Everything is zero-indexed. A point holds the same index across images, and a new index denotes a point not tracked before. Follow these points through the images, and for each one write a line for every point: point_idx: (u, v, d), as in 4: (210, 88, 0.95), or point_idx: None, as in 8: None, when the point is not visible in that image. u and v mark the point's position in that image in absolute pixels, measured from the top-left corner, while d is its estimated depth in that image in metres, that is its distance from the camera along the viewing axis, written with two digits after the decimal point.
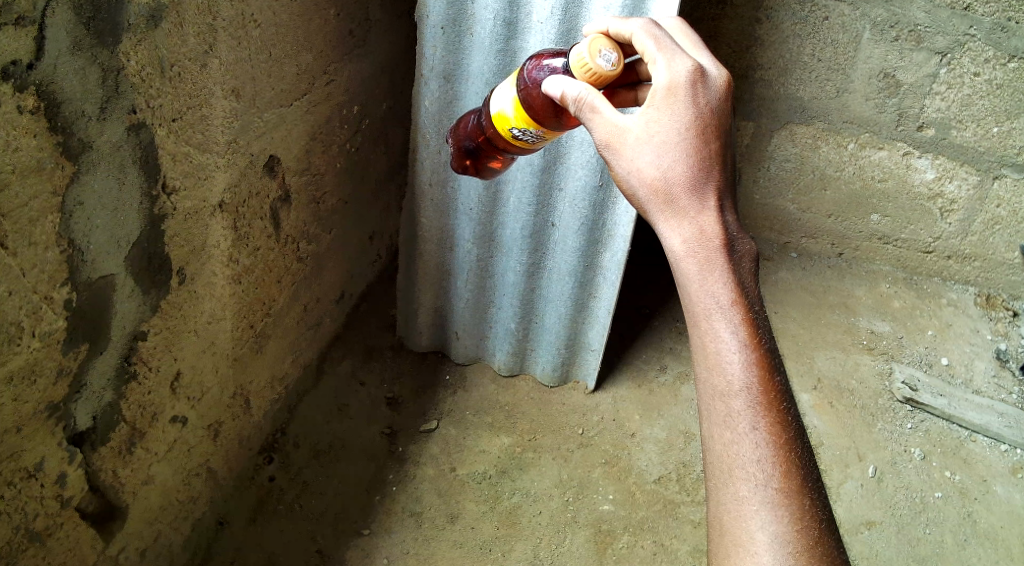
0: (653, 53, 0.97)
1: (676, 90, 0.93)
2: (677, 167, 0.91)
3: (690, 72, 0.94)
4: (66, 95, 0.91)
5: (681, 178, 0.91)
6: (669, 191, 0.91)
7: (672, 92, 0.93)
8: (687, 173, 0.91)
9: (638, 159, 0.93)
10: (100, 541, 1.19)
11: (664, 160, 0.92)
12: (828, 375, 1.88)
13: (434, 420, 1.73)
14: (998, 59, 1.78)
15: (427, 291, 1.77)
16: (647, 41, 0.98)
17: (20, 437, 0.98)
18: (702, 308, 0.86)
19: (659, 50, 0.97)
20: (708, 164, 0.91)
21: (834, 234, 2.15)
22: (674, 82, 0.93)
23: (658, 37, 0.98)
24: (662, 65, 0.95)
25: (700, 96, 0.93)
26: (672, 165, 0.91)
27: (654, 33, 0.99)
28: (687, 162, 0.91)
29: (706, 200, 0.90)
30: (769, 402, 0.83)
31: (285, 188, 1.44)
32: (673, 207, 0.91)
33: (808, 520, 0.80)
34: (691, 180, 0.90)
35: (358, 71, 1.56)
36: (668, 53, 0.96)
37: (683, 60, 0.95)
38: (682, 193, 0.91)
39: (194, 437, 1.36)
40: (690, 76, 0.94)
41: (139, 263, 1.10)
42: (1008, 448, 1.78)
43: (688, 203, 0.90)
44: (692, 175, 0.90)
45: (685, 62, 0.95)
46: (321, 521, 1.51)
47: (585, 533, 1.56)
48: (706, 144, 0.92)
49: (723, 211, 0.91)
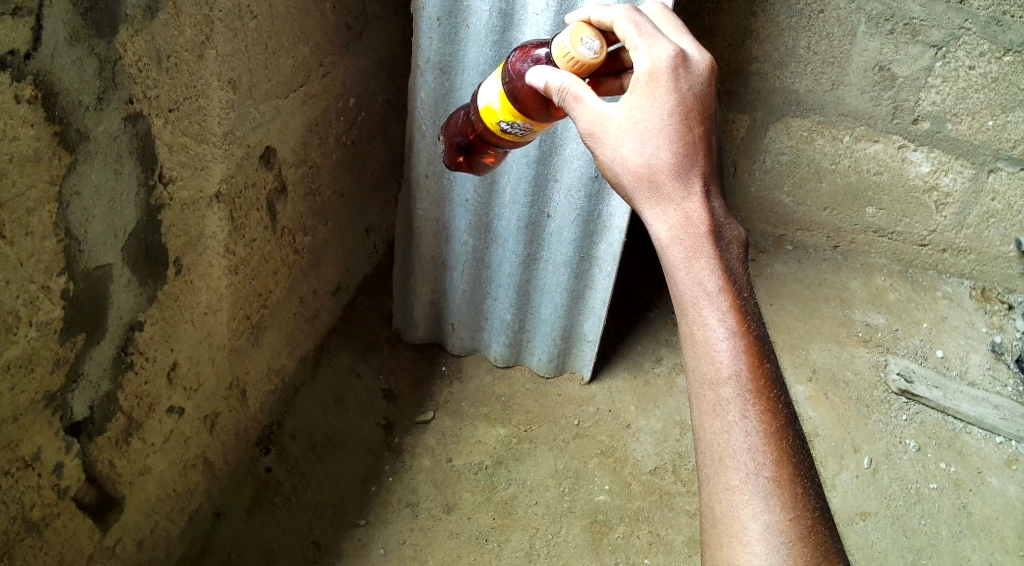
0: (634, 39, 0.97)
1: (658, 76, 0.93)
2: (660, 153, 0.92)
3: (672, 57, 0.94)
4: (63, 84, 0.90)
5: (665, 164, 0.91)
6: (653, 177, 0.92)
7: (654, 77, 0.93)
8: (671, 159, 0.91)
9: (622, 147, 0.94)
10: (97, 532, 1.19)
11: (647, 147, 0.92)
12: (823, 367, 1.89)
13: (430, 411, 1.73)
14: (993, 53, 1.79)
15: (424, 283, 1.77)
16: (629, 28, 0.98)
17: (18, 427, 0.98)
18: (690, 296, 0.86)
19: (639, 37, 0.97)
20: (692, 149, 0.92)
21: (829, 227, 2.15)
22: (656, 68, 0.94)
23: (639, 23, 0.98)
24: (643, 51, 0.95)
25: (682, 80, 0.94)
26: (655, 152, 0.92)
27: (634, 20, 0.99)
28: (670, 149, 0.92)
29: (692, 186, 0.91)
30: (759, 389, 0.83)
31: (282, 180, 1.44)
32: (658, 194, 0.91)
33: (800, 508, 0.80)
34: (675, 167, 0.91)
35: (355, 63, 1.56)
36: (650, 39, 0.96)
37: (664, 45, 0.95)
38: (666, 180, 0.91)
39: (191, 428, 1.36)
40: (672, 62, 0.94)
41: (136, 253, 1.10)
42: (1003, 440, 1.79)
43: (673, 189, 0.91)
44: (676, 162, 0.91)
45: (666, 47, 0.95)
46: (317, 512, 1.52)
47: (582, 523, 1.56)
48: (690, 130, 0.92)
49: (709, 197, 0.91)
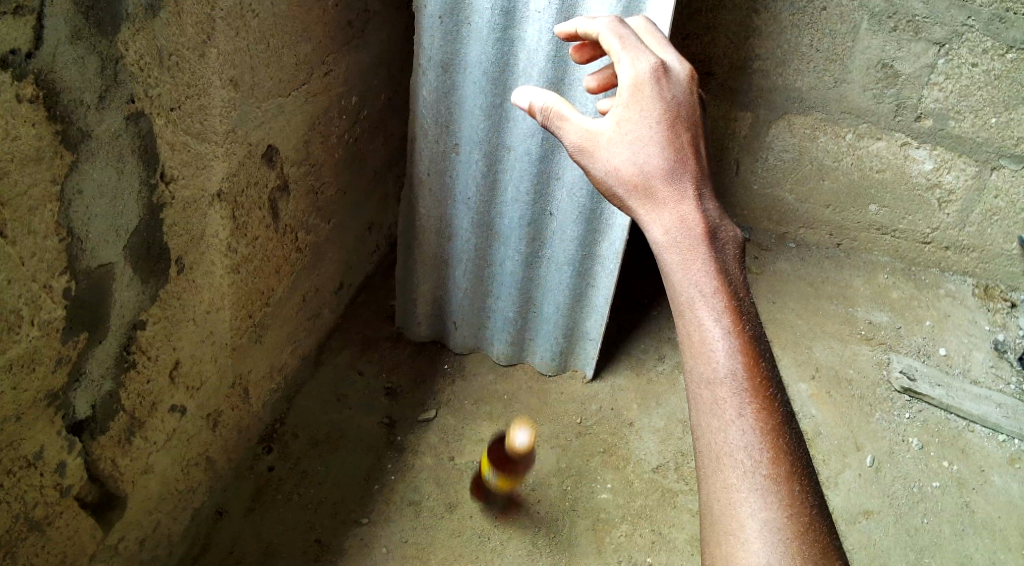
0: (618, 51, 1.02)
1: (642, 87, 0.98)
2: (652, 160, 0.96)
3: (653, 68, 0.99)
4: (66, 84, 0.90)
5: (656, 170, 0.95)
6: (647, 184, 0.95)
7: (638, 88, 0.99)
8: (663, 165, 0.95)
9: (614, 157, 0.99)
10: (99, 530, 1.19)
11: (639, 156, 0.97)
12: (826, 364, 1.89)
13: (432, 409, 1.73)
14: (997, 50, 1.77)
15: (427, 280, 1.77)
16: (612, 40, 1.03)
17: (20, 426, 0.98)
18: (686, 297, 0.86)
19: (624, 49, 1.02)
20: (682, 154, 0.96)
21: (832, 224, 2.15)
22: (639, 79, 0.99)
23: (622, 36, 1.03)
24: (627, 63, 1.00)
25: (665, 90, 0.99)
26: (645, 159, 0.96)
27: (619, 32, 1.04)
28: (662, 155, 0.96)
29: (685, 191, 0.93)
30: (756, 388, 0.83)
31: (284, 178, 1.43)
32: (652, 199, 0.94)
33: (798, 505, 0.80)
34: (666, 171, 0.95)
35: (357, 61, 1.56)
36: (632, 51, 1.01)
37: (647, 57, 1.00)
38: (660, 185, 0.94)
39: (194, 426, 1.36)
40: (654, 73, 0.99)
41: (138, 252, 1.10)
42: (1006, 438, 1.78)
43: (667, 194, 0.94)
44: (666, 166, 0.95)
45: (648, 59, 1.00)
46: (319, 511, 1.52)
47: (584, 522, 1.56)
48: (677, 136, 0.97)
49: (703, 200, 0.93)
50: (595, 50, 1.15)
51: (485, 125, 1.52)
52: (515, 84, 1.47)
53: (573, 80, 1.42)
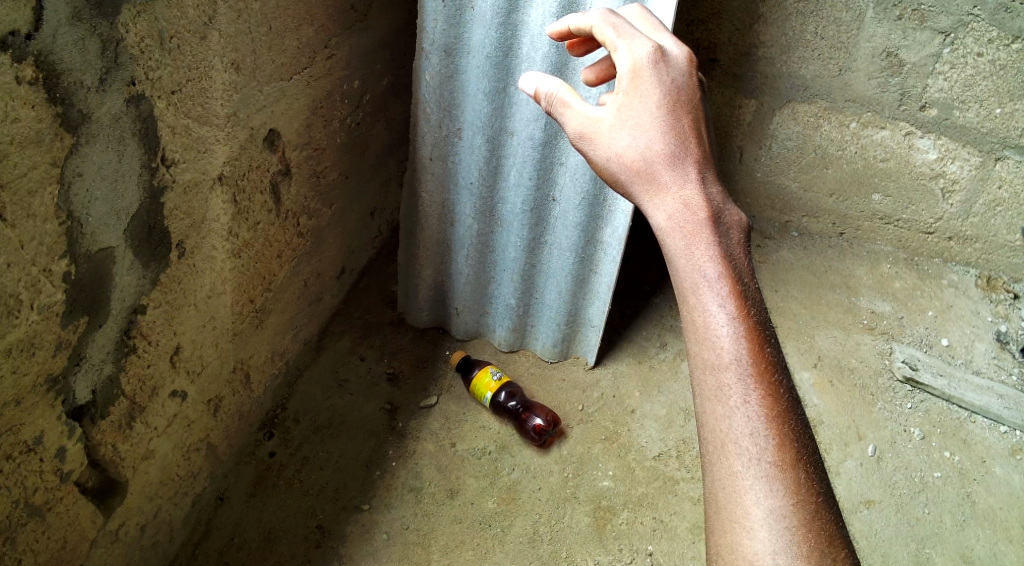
0: (614, 40, 1.01)
1: (641, 72, 0.97)
2: (654, 146, 0.95)
3: (652, 53, 0.98)
4: (65, 64, 0.89)
5: (658, 155, 0.94)
6: (649, 169, 0.95)
7: (637, 75, 0.98)
8: (665, 150, 0.94)
9: (616, 144, 0.98)
10: (100, 516, 1.19)
11: (640, 142, 0.96)
12: (828, 354, 1.89)
13: (433, 395, 1.73)
14: (1002, 40, 1.76)
15: (427, 265, 1.76)
16: (608, 31, 1.02)
17: (19, 410, 0.97)
18: (690, 283, 0.86)
19: (618, 38, 1.01)
20: (684, 139, 0.95)
21: (835, 213, 2.14)
22: (637, 66, 0.98)
23: (617, 25, 1.02)
24: (624, 51, 0.99)
25: (664, 73, 0.98)
26: (649, 144, 0.95)
27: (612, 22, 1.02)
28: (664, 140, 0.95)
29: (688, 175, 0.93)
30: (762, 372, 0.83)
31: (285, 162, 1.42)
32: (654, 183, 0.94)
33: (804, 493, 0.79)
34: (669, 156, 0.94)
35: (358, 45, 1.53)
36: (629, 39, 1.00)
37: (644, 43, 0.99)
38: (662, 169, 0.94)
39: (194, 411, 1.35)
40: (652, 57, 0.98)
41: (139, 235, 1.08)
42: (1007, 429, 1.78)
43: (670, 179, 0.93)
44: (669, 151, 0.94)
45: (645, 44, 0.99)
46: (321, 496, 1.52)
47: (585, 509, 1.56)
48: (678, 121, 0.96)
49: (706, 184, 0.93)
50: (591, 43, 1.15)
51: (489, 109, 1.50)
52: (518, 69, 1.45)
53: (575, 64, 1.41)
